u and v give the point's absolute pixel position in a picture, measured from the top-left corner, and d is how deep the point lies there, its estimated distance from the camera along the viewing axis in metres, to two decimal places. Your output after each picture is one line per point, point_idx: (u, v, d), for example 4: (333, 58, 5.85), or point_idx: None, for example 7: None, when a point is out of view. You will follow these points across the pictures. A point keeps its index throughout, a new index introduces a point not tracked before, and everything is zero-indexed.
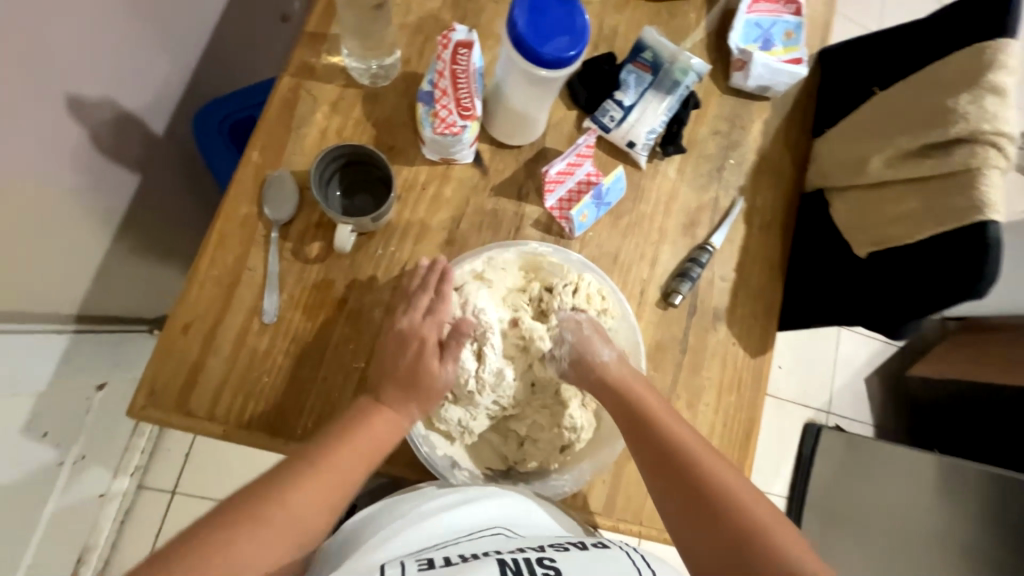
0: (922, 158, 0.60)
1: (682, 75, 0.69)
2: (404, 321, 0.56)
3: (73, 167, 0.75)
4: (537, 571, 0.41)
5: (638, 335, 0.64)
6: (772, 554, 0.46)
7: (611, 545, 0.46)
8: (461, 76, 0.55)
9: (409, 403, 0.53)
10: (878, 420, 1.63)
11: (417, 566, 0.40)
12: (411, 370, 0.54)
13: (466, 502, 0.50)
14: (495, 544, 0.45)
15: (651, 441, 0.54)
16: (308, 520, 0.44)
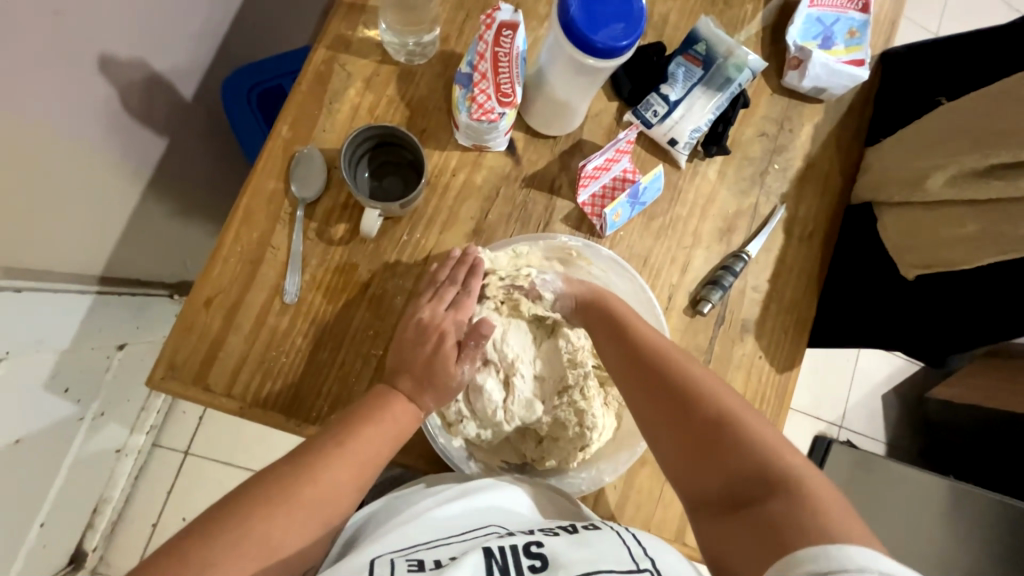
0: (987, 179, 0.56)
1: (737, 72, 0.64)
2: (426, 312, 0.55)
3: (101, 128, 0.75)
4: (525, 563, 0.39)
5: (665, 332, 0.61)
6: (742, 442, 0.44)
7: (603, 525, 0.45)
8: (502, 60, 0.52)
9: (424, 395, 0.52)
10: (892, 439, 1.59)
11: (407, 566, 0.39)
12: (428, 363, 0.52)
13: (453, 493, 0.48)
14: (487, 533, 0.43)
15: (622, 348, 0.53)
16: (336, 500, 0.43)
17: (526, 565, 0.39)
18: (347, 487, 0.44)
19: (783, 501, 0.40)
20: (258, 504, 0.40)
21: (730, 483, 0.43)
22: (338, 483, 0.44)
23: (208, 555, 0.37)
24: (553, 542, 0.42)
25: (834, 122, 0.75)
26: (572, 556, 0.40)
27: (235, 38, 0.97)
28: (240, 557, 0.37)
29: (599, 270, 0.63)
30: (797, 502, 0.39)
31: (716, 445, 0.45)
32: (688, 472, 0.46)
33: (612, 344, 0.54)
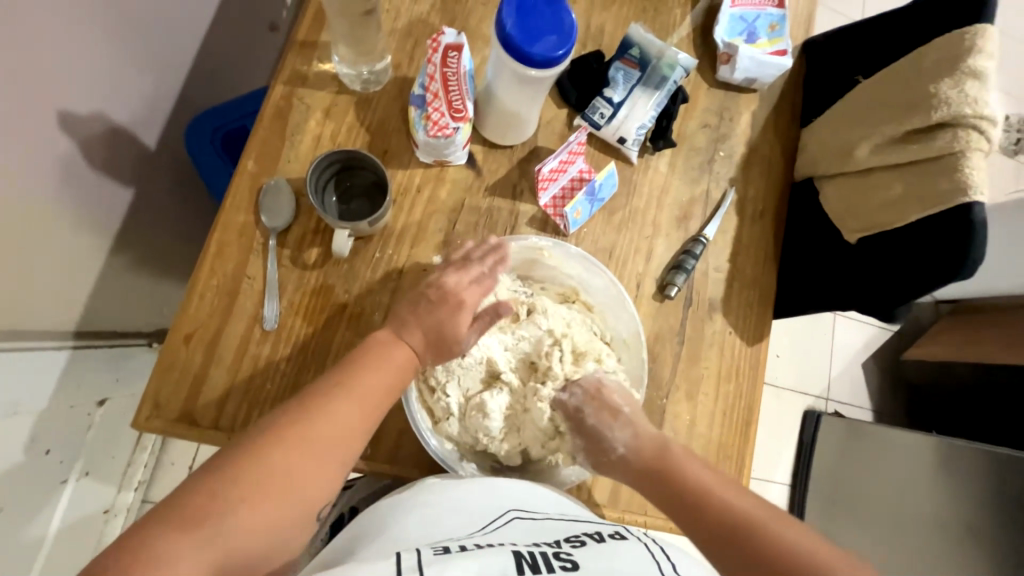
0: (907, 144, 0.61)
1: (670, 70, 0.69)
2: (451, 278, 0.58)
3: (67, 183, 0.76)
4: (554, 564, 0.38)
5: (638, 324, 0.63)
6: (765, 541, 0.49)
7: (630, 535, 0.43)
8: (451, 79, 0.56)
9: (427, 351, 0.56)
10: (877, 405, 1.65)
11: (433, 551, 0.38)
12: (438, 326, 0.56)
13: (480, 497, 0.48)
14: (512, 535, 0.42)
15: (704, 513, 0.52)
16: (343, 437, 0.47)
17: (556, 566, 0.38)
18: (355, 424, 0.48)
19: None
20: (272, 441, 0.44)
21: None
22: (350, 425, 0.47)
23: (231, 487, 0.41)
24: (583, 552, 0.40)
25: (769, 108, 0.81)
26: (603, 568, 0.38)
27: (194, 86, 1.00)
28: (264, 488, 0.41)
29: (570, 268, 0.66)
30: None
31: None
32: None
33: (693, 516, 0.53)
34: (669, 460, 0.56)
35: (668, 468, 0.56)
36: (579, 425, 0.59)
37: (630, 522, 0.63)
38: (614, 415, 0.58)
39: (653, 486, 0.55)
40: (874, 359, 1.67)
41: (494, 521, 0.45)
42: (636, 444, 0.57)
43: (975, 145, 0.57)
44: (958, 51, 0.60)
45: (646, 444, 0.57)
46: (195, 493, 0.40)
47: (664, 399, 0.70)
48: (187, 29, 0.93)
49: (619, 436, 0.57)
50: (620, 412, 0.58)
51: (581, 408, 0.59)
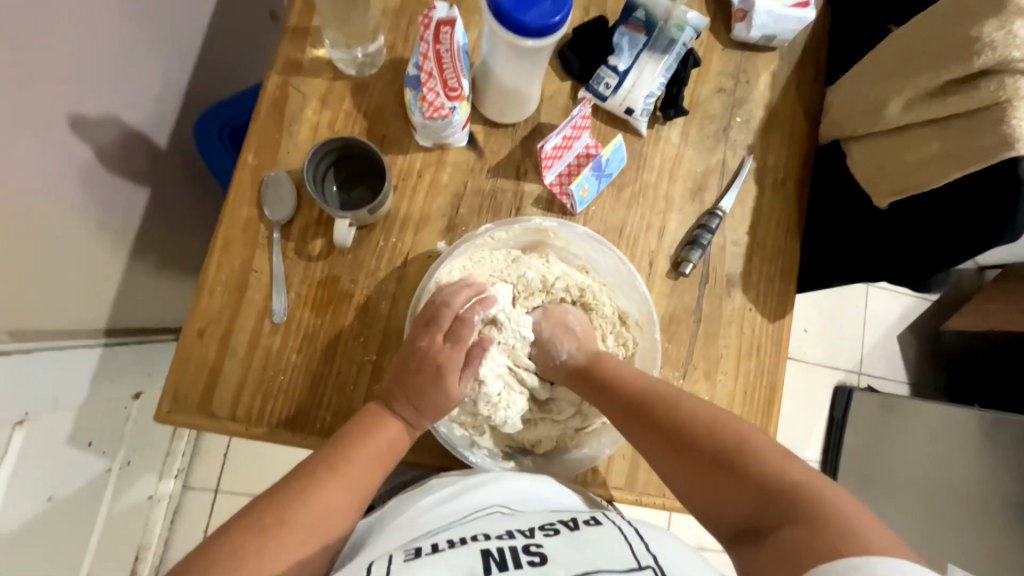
0: (945, 96, 0.56)
1: (678, 32, 0.65)
2: (424, 340, 0.54)
3: (84, 187, 0.78)
4: (521, 557, 0.40)
5: (650, 303, 0.61)
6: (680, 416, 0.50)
7: (606, 521, 0.45)
8: (445, 57, 0.53)
9: (420, 418, 0.53)
10: (914, 378, 1.57)
11: (403, 556, 0.40)
12: (422, 391, 0.52)
13: (462, 490, 0.50)
14: (487, 527, 0.44)
15: (618, 398, 0.54)
16: (329, 523, 0.45)
17: (523, 560, 0.40)
18: (340, 507, 0.46)
19: (801, 523, 0.40)
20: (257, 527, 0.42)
21: (747, 515, 0.43)
22: (337, 507, 0.46)
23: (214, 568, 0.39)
24: (553, 542, 0.42)
25: (791, 68, 0.75)
26: (571, 557, 0.40)
27: (201, 83, 1.00)
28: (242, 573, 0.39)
29: (577, 248, 0.64)
30: (813, 525, 0.39)
31: (727, 478, 0.45)
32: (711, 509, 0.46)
33: (611, 405, 0.55)
34: (601, 361, 0.58)
35: (591, 369, 0.58)
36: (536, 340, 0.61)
37: (648, 504, 0.62)
38: (567, 329, 0.61)
39: (584, 385, 0.58)
40: (912, 331, 1.59)
41: (475, 512, 0.46)
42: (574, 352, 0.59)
43: None
44: None
45: (580, 354, 0.59)
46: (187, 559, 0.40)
47: (681, 378, 0.67)
48: (190, 25, 0.93)
49: (565, 348, 0.60)
50: (572, 332, 0.61)
51: (540, 323, 0.62)
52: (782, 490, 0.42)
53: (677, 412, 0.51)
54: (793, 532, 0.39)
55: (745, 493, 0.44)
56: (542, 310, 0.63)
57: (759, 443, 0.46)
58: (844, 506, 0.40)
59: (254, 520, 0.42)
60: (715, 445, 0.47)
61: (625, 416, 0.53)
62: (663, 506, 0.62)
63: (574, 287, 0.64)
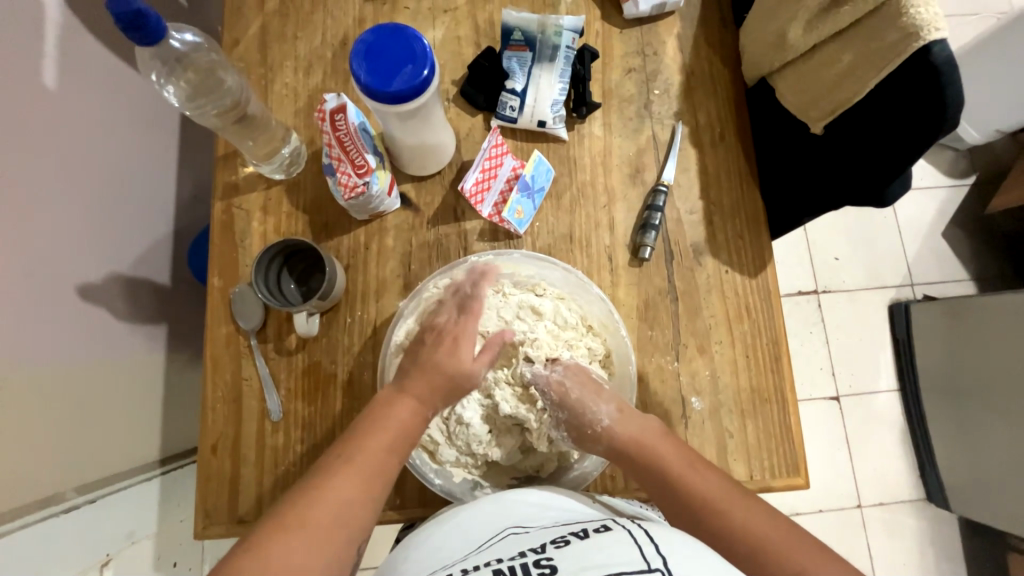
0: (838, 6, 0.53)
1: (558, 38, 0.67)
2: (444, 317, 0.60)
3: (105, 340, 0.87)
4: (532, 573, 0.41)
5: (609, 303, 0.62)
6: (725, 526, 0.49)
7: (616, 526, 0.44)
8: (346, 139, 0.57)
9: (433, 398, 0.55)
10: (972, 273, 1.43)
11: None
12: (442, 362, 0.57)
13: (475, 516, 0.50)
14: (499, 550, 0.45)
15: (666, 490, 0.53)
16: (354, 505, 0.47)
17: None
18: (362, 490, 0.48)
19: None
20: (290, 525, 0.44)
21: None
22: (359, 491, 0.48)
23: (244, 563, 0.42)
24: (563, 555, 0.42)
25: (694, 25, 0.74)
26: (582, 568, 0.40)
27: (187, 216, 1.11)
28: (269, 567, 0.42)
29: (527, 269, 0.65)
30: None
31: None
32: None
33: (664, 497, 0.54)
34: (638, 444, 0.55)
35: (630, 451, 0.56)
36: (562, 399, 0.59)
37: None
38: (598, 389, 0.59)
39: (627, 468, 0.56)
40: (954, 225, 1.45)
41: (491, 536, 0.47)
42: (618, 423, 0.57)
43: None
44: None
45: (621, 424, 0.57)
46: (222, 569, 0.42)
47: (675, 361, 0.66)
48: (160, 173, 1.03)
49: (605, 410, 0.58)
50: (595, 403, 0.58)
51: (566, 382, 0.60)
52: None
53: (732, 515, 0.50)
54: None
55: None
56: (569, 366, 0.61)
57: (817, 563, 0.46)
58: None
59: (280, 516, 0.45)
60: (774, 561, 0.47)
61: (674, 512, 0.53)
62: None
63: (542, 311, 0.64)
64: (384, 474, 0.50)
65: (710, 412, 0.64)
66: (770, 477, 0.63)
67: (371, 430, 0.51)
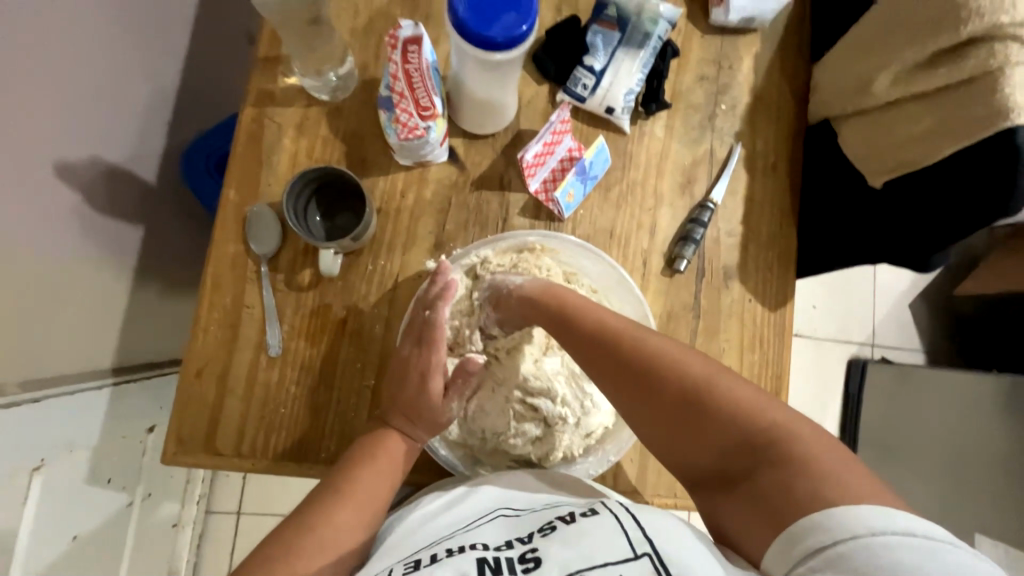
0: (934, 68, 0.54)
1: (653, 27, 0.64)
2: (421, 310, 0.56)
3: (76, 230, 0.78)
4: (517, 566, 0.39)
5: (646, 306, 0.60)
6: (638, 358, 0.49)
7: (603, 510, 0.42)
8: (414, 75, 0.52)
9: (415, 428, 0.53)
10: (924, 346, 1.51)
11: (403, 570, 0.41)
12: (416, 399, 0.52)
13: (465, 497, 0.48)
14: (484, 532, 0.43)
15: (596, 342, 0.52)
16: (343, 538, 0.44)
17: (519, 568, 0.39)
18: (356, 525, 0.46)
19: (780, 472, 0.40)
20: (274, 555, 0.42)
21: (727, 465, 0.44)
22: (351, 527, 0.45)
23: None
24: (550, 546, 0.40)
25: (774, 49, 0.73)
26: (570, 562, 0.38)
27: (184, 115, 1.00)
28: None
29: (568, 255, 0.63)
30: (797, 481, 0.39)
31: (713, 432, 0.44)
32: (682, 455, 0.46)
33: (576, 343, 0.53)
34: (553, 292, 0.56)
35: (558, 308, 0.55)
36: (491, 283, 0.60)
37: (660, 506, 0.62)
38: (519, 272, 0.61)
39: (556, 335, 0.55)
40: (924, 300, 1.52)
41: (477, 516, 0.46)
42: (531, 282, 0.57)
43: (1016, 58, 0.49)
44: None
45: (539, 285, 0.57)
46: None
47: None
48: (167, 60, 0.92)
49: (522, 279, 0.59)
50: (516, 280, 0.59)
51: (495, 276, 0.60)
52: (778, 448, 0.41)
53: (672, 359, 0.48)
54: (767, 482, 0.40)
55: (718, 430, 0.44)
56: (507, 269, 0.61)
57: (723, 376, 0.46)
58: (832, 478, 0.38)
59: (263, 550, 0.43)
60: (695, 389, 0.46)
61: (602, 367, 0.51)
62: (676, 506, 0.62)
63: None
64: (376, 506, 0.47)
65: None
66: None
67: (359, 466, 0.49)
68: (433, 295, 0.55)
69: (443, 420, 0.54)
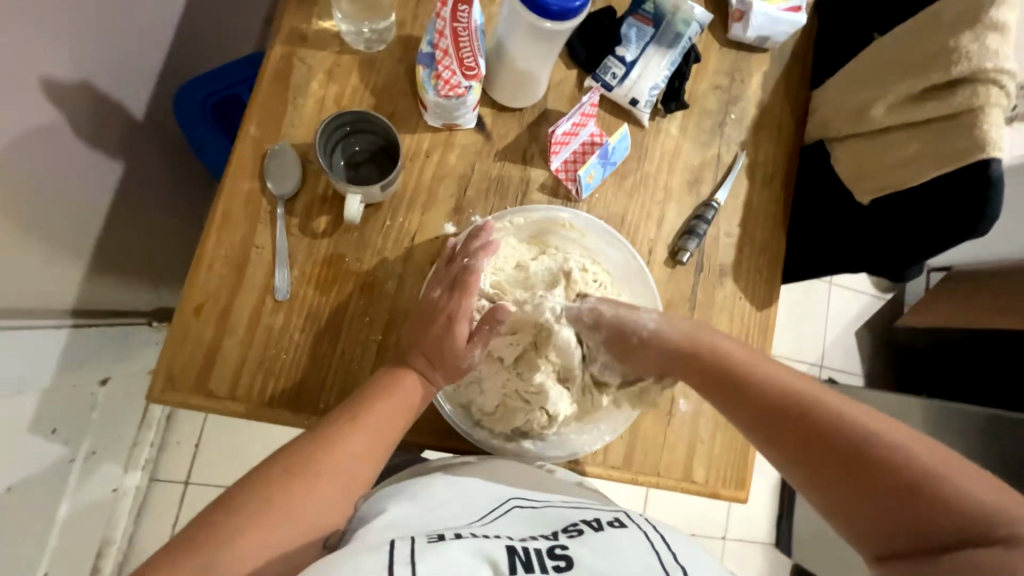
0: (924, 102, 0.61)
1: (685, 27, 0.67)
2: (465, 264, 0.55)
3: (56, 154, 0.72)
4: (548, 562, 0.37)
5: (657, 297, 0.63)
6: (814, 414, 0.47)
7: (631, 524, 0.42)
8: (462, 35, 0.53)
9: (434, 372, 0.53)
10: (866, 371, 1.63)
11: (428, 538, 0.37)
12: (438, 341, 0.53)
13: (476, 487, 0.48)
14: (512, 527, 0.42)
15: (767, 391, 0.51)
16: (354, 475, 0.44)
17: (550, 565, 0.37)
18: (367, 460, 0.45)
19: (993, 551, 0.36)
20: (281, 479, 0.41)
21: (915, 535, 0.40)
22: (362, 462, 0.45)
23: (234, 527, 0.38)
24: (579, 546, 0.39)
25: (783, 69, 0.78)
26: (601, 560, 0.37)
27: (182, 54, 0.95)
28: (259, 528, 0.38)
29: (591, 241, 0.64)
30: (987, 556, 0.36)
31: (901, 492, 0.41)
32: (851, 515, 0.43)
33: (735, 396, 0.52)
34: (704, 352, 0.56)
35: (716, 357, 0.55)
36: (597, 321, 0.59)
37: (643, 483, 0.65)
38: (629, 307, 0.60)
39: (706, 378, 0.55)
40: (867, 328, 1.65)
41: (494, 510, 0.45)
42: (664, 324, 0.58)
43: (994, 101, 0.56)
44: (979, 4, 0.58)
45: (681, 335, 0.57)
46: (215, 521, 0.38)
47: None
48: None
49: (647, 317, 0.58)
50: (642, 310, 0.59)
51: (598, 308, 0.59)
52: (993, 531, 0.37)
53: (846, 420, 0.46)
54: (973, 555, 0.37)
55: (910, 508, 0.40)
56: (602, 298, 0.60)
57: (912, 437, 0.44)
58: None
59: (278, 468, 0.42)
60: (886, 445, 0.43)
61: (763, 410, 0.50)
62: (657, 485, 0.65)
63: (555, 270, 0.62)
64: (387, 448, 0.47)
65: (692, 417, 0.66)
66: (720, 486, 0.66)
67: (373, 399, 0.48)
68: (475, 247, 0.57)
69: (463, 367, 0.54)
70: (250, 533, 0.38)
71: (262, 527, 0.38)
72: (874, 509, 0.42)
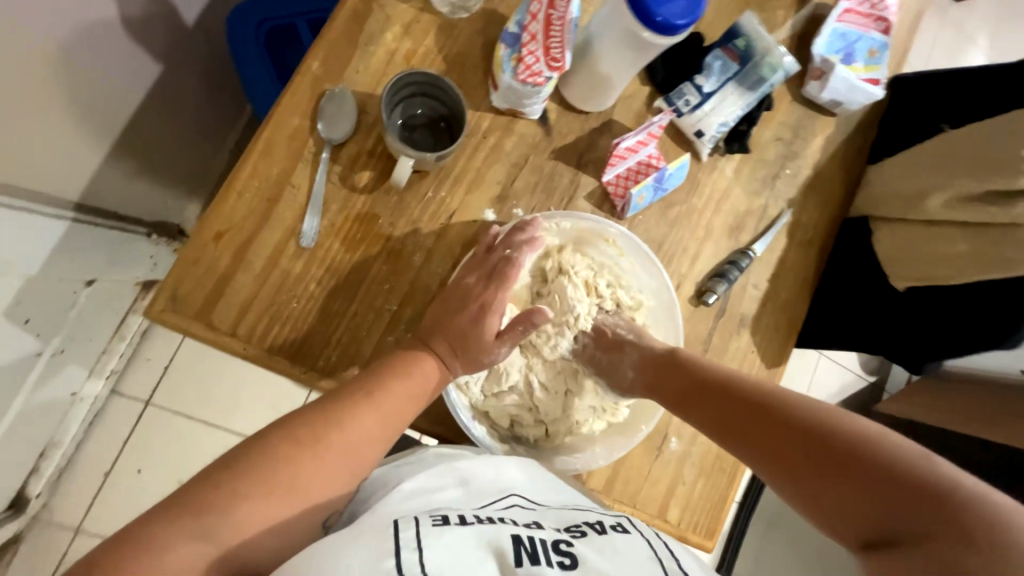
0: (982, 203, 0.61)
1: (769, 72, 0.66)
2: (501, 257, 0.54)
3: (102, 40, 0.68)
4: (551, 557, 0.36)
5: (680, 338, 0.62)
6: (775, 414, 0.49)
7: (634, 531, 0.40)
8: (555, 22, 0.51)
9: (454, 359, 0.52)
10: None
11: (432, 521, 0.36)
12: (465, 329, 0.52)
13: (476, 470, 0.46)
14: (512, 514, 0.41)
15: (713, 391, 0.55)
16: (359, 450, 0.42)
17: (554, 560, 0.36)
18: (376, 438, 0.43)
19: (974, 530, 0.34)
20: (285, 442, 0.39)
21: (882, 519, 0.39)
22: (369, 438, 0.43)
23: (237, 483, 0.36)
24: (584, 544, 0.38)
25: (846, 137, 0.77)
26: (604, 562, 0.36)
27: None
28: (264, 491, 0.36)
29: (628, 263, 0.63)
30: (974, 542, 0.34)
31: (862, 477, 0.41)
32: (831, 518, 0.43)
33: (698, 397, 0.55)
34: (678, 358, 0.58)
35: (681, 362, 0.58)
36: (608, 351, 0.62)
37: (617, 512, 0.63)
38: (620, 347, 0.62)
39: (671, 383, 0.57)
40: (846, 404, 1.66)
41: (498, 498, 0.44)
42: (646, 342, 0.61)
43: None
44: None
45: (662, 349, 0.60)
46: (212, 479, 0.36)
47: None
48: None
49: (630, 353, 0.61)
50: (625, 343, 0.62)
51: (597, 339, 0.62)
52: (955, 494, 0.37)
53: (798, 411, 0.48)
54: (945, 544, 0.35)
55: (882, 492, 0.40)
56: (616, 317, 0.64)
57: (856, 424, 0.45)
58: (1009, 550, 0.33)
59: (284, 432, 0.40)
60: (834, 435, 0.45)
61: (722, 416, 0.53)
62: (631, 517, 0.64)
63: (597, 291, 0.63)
64: (396, 428, 0.45)
65: (678, 457, 0.66)
66: (690, 531, 0.65)
67: (391, 375, 0.47)
68: (519, 240, 0.55)
69: (483, 359, 0.53)
70: (263, 492, 0.36)
71: (264, 491, 0.36)
72: (844, 499, 0.42)
